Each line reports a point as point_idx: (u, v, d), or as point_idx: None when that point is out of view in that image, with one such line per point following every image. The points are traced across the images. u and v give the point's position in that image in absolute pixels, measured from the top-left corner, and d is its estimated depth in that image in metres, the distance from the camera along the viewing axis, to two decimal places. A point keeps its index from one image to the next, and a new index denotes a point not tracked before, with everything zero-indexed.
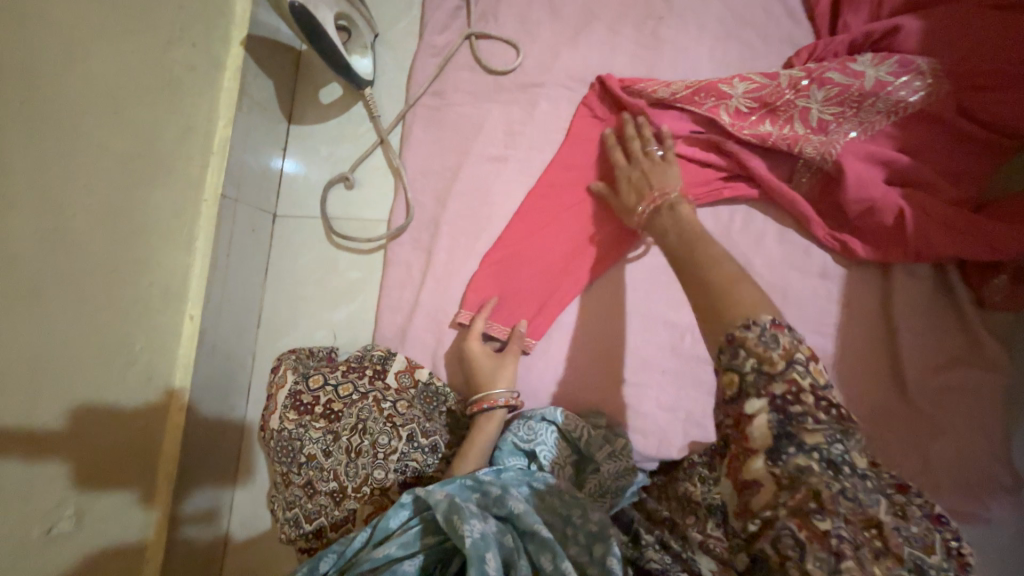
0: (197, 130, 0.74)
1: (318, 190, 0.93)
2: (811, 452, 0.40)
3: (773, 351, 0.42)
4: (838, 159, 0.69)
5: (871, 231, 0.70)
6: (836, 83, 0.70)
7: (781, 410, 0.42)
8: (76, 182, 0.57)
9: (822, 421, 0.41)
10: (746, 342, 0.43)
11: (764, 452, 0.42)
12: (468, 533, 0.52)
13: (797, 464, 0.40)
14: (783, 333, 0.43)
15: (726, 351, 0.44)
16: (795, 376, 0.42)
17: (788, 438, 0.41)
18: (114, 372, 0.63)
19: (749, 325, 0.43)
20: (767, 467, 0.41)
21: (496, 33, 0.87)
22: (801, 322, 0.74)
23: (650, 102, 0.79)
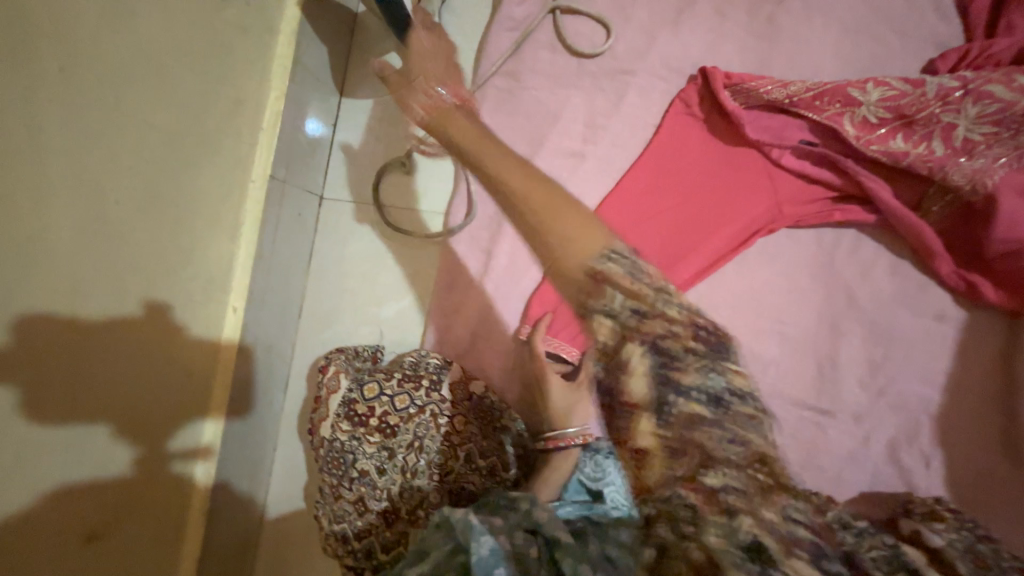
0: (247, 101, 0.63)
1: (370, 174, 0.85)
2: (692, 393, 0.37)
3: (666, 306, 0.39)
4: (992, 191, 0.60)
5: (1011, 275, 0.62)
6: (998, 98, 0.59)
7: (663, 359, 0.38)
8: (116, 163, 0.50)
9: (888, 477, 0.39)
10: (610, 276, 0.39)
11: (650, 412, 0.38)
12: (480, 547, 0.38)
13: (685, 413, 0.37)
14: (647, 261, 0.41)
15: (588, 314, 0.40)
16: (672, 314, 0.39)
17: (666, 384, 0.38)
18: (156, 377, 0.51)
19: (609, 255, 0.40)
20: (655, 429, 0.37)
21: (584, 8, 0.76)
22: (907, 368, 0.67)
23: (761, 103, 0.69)
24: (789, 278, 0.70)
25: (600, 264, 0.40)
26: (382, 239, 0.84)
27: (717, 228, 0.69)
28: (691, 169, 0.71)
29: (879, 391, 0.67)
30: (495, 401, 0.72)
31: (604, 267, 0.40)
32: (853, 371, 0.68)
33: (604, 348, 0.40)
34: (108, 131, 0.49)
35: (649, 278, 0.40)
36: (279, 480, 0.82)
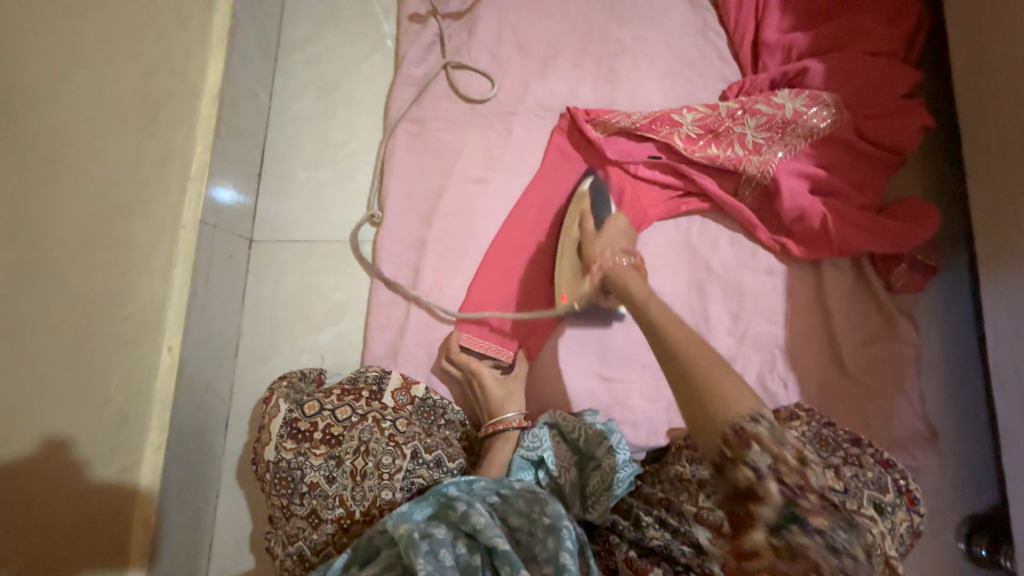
0: (175, 155, 0.72)
1: (296, 214, 0.92)
2: (814, 534, 0.43)
3: (787, 450, 0.46)
4: (774, 175, 0.83)
5: (802, 233, 0.85)
6: (764, 113, 0.84)
7: (790, 497, 0.44)
8: (57, 209, 0.55)
9: (827, 510, 0.44)
10: (758, 437, 0.46)
11: (766, 528, 0.44)
12: (422, 566, 0.56)
13: (798, 550, 0.43)
14: (789, 433, 0.47)
15: (736, 443, 0.46)
16: (809, 476, 0.45)
17: (791, 522, 0.44)
18: (90, 412, 0.58)
19: (758, 419, 0.47)
20: (768, 541, 0.44)
21: (470, 66, 0.94)
22: (756, 313, 0.86)
23: (615, 131, 0.89)
24: (658, 259, 0.88)
25: (744, 427, 0.46)
26: (313, 271, 0.90)
27: None
28: (573, 186, 0.88)
29: (741, 335, 0.85)
30: (436, 400, 0.80)
31: (747, 432, 0.46)
32: (718, 324, 0.85)
33: (727, 457, 0.47)
34: (61, 179, 0.56)
35: (789, 444, 0.46)
36: (223, 528, 0.81)
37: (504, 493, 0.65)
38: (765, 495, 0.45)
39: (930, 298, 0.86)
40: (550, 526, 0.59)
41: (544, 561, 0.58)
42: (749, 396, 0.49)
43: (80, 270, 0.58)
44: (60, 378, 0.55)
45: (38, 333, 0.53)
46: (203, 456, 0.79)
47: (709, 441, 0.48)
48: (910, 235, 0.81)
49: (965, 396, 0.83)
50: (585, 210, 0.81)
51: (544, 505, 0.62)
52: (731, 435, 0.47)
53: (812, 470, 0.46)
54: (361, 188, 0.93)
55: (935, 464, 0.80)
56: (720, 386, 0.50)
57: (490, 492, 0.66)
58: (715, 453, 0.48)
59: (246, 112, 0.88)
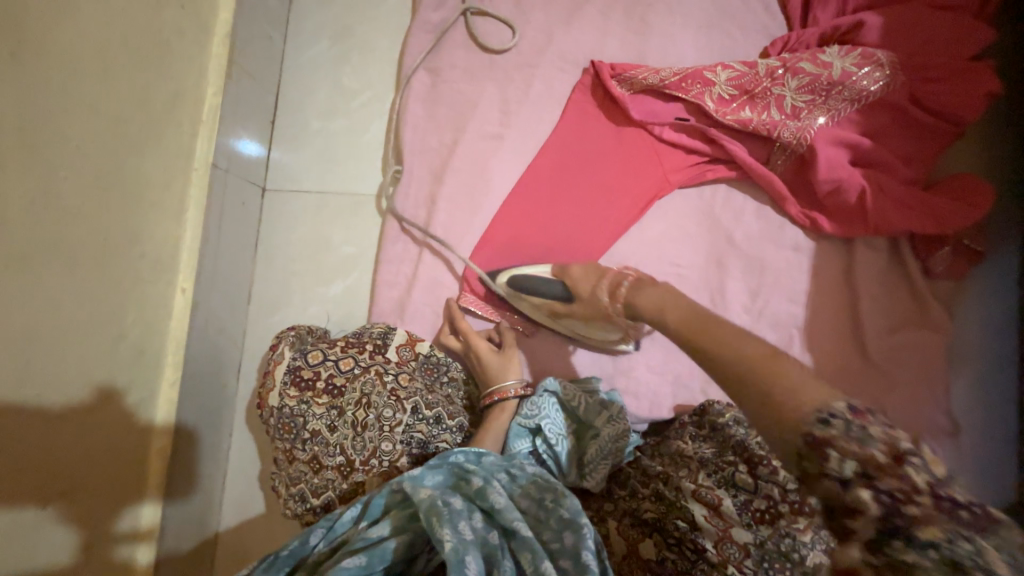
0: (186, 97, 0.72)
1: (308, 165, 0.91)
2: (928, 553, 0.32)
3: (873, 446, 0.35)
4: (811, 143, 0.77)
5: (836, 209, 0.79)
6: (807, 73, 0.77)
7: (887, 504, 0.33)
8: (69, 144, 0.55)
9: (948, 518, 0.33)
10: (831, 438, 0.36)
11: (862, 549, 0.34)
12: (446, 536, 0.53)
13: (907, 568, 0.32)
14: (873, 421, 0.36)
15: (811, 456, 0.37)
16: (913, 475, 0.34)
17: (893, 536, 0.33)
18: (108, 345, 0.61)
19: (828, 417, 0.37)
20: (867, 563, 0.34)
21: (490, 12, 0.88)
22: (776, 291, 0.82)
23: (642, 88, 0.83)
24: (677, 229, 0.84)
25: (816, 434, 0.37)
26: (323, 224, 0.90)
27: (622, 195, 0.82)
28: (593, 147, 0.84)
29: (759, 312, 0.81)
30: (438, 358, 0.80)
31: (821, 436, 0.36)
32: (735, 300, 0.82)
33: (806, 470, 0.37)
34: (72, 113, 0.56)
35: (881, 439, 0.35)
36: (235, 464, 0.86)
37: (515, 473, 0.65)
38: (857, 506, 0.34)
39: (971, 285, 0.80)
40: (567, 520, 0.57)
41: (559, 554, 0.55)
42: (823, 389, 0.39)
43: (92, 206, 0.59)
44: (78, 308, 0.57)
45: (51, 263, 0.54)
46: (216, 396, 0.82)
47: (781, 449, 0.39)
48: (958, 216, 0.74)
49: (997, 390, 0.78)
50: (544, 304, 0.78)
51: (560, 497, 0.60)
52: (804, 445, 0.37)
53: (921, 466, 0.34)
54: (374, 140, 0.91)
55: (954, 457, 0.77)
56: (767, 365, 0.43)
57: (501, 471, 0.66)
58: (790, 461, 0.38)
59: (259, 57, 0.86)
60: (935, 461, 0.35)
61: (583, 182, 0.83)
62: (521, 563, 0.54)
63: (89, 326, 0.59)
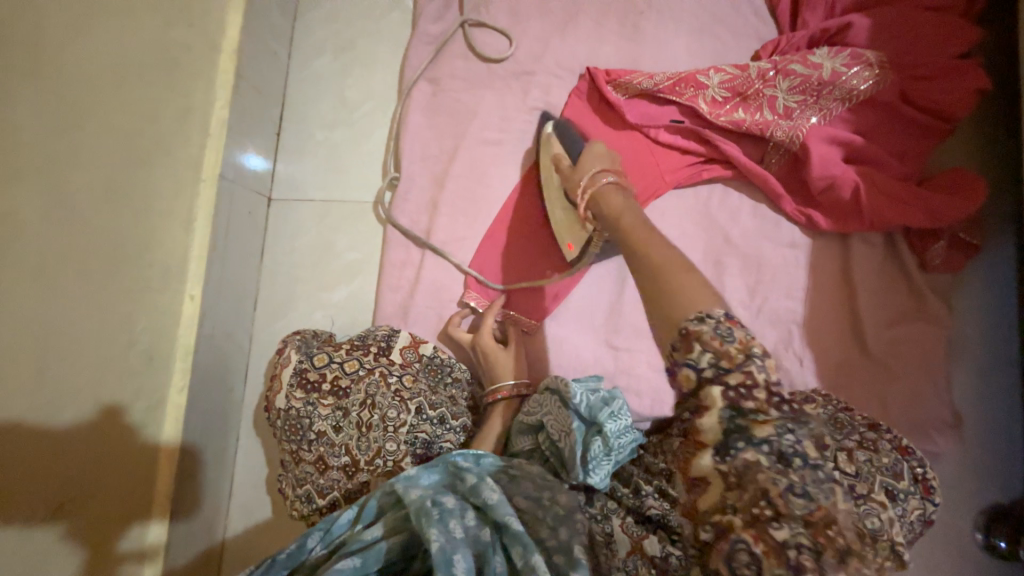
0: (196, 108, 0.74)
1: (312, 174, 0.93)
2: (761, 446, 0.41)
3: (730, 345, 0.42)
4: (804, 141, 0.78)
5: (831, 205, 0.80)
6: (798, 74, 0.79)
7: (734, 403, 0.42)
8: None
9: (775, 415, 0.42)
10: (699, 335, 0.43)
11: (713, 450, 0.43)
12: (435, 536, 0.54)
13: (745, 458, 0.42)
14: (738, 325, 0.43)
15: (682, 347, 0.44)
16: (755, 372, 0.42)
17: (738, 434, 0.42)
18: (118, 350, 0.63)
19: (702, 318, 0.44)
20: (715, 462, 0.43)
21: (488, 23, 0.91)
22: (774, 288, 0.83)
23: (636, 93, 0.85)
24: (675, 228, 0.86)
25: (690, 328, 0.44)
26: (328, 230, 0.92)
27: None
28: None
29: (757, 309, 0.82)
30: (442, 359, 0.81)
31: (692, 333, 0.43)
32: (733, 296, 0.83)
33: (675, 363, 0.45)
34: None
35: (737, 338, 0.43)
36: (243, 468, 0.87)
37: (514, 472, 0.65)
38: (709, 401, 0.43)
39: (970, 277, 0.80)
40: (565, 518, 0.58)
41: (554, 550, 0.56)
42: (705, 294, 0.46)
43: (97, 215, 0.62)
44: None
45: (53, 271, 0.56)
46: (225, 401, 0.84)
47: (662, 345, 0.46)
48: (952, 210, 0.75)
49: (1000, 383, 0.78)
50: (557, 154, 0.79)
51: (557, 494, 0.62)
52: (678, 340, 0.44)
53: (761, 367, 0.42)
54: (376, 149, 0.93)
55: (957, 451, 0.77)
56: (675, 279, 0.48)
57: (499, 468, 0.67)
58: (666, 360, 0.46)
59: (265, 69, 0.89)
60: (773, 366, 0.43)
61: None
62: (514, 559, 0.55)
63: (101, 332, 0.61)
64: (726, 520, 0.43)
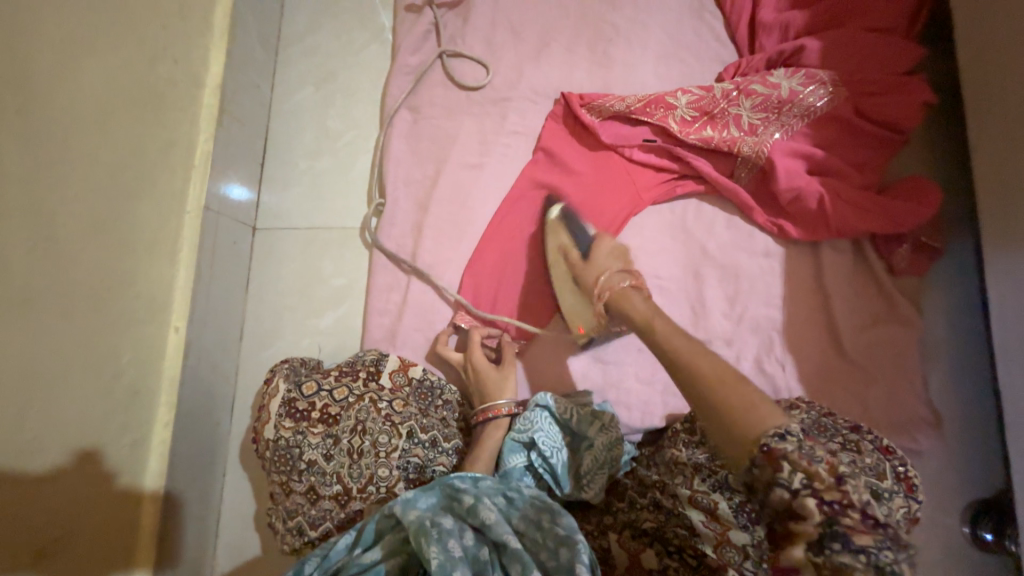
0: (180, 143, 0.75)
1: (297, 202, 0.94)
2: (858, 555, 0.42)
3: (819, 465, 0.44)
4: (769, 155, 0.83)
5: (799, 214, 0.84)
6: (759, 93, 0.84)
7: (830, 516, 0.43)
8: (69, 191, 0.58)
9: (870, 528, 0.43)
10: (788, 456, 0.44)
11: (806, 544, 0.44)
12: (434, 556, 0.54)
13: (838, 565, 0.42)
14: (819, 446, 0.45)
15: (766, 464, 0.45)
16: (851, 496, 0.43)
17: (833, 539, 0.42)
18: (102, 386, 0.62)
19: (784, 436, 0.45)
20: (807, 556, 0.44)
21: (465, 53, 0.95)
22: (753, 296, 0.85)
23: (610, 115, 0.89)
24: (654, 242, 0.88)
25: (771, 446, 0.45)
26: (314, 257, 0.92)
27: (600, 214, 0.87)
28: (570, 171, 0.89)
29: (738, 317, 0.85)
30: (432, 381, 0.81)
31: (774, 450, 0.45)
32: (714, 306, 0.85)
33: (756, 478, 0.46)
34: (71, 164, 0.58)
35: (823, 459, 0.44)
36: (231, 504, 0.85)
37: (512, 496, 0.65)
38: (803, 512, 0.43)
39: (934, 278, 0.85)
40: (563, 537, 0.58)
41: (553, 570, 0.57)
42: (769, 406, 0.48)
43: (91, 250, 0.61)
44: (76, 351, 0.59)
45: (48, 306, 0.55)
46: (211, 434, 0.82)
47: (738, 462, 0.47)
48: (910, 215, 0.80)
49: (971, 379, 0.82)
50: (565, 242, 0.79)
51: (557, 515, 0.60)
52: (760, 459, 0.45)
53: (852, 482, 0.44)
54: (360, 176, 0.95)
55: (937, 446, 0.80)
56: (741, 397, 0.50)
57: (496, 492, 0.66)
58: (743, 474, 0.47)
59: (248, 103, 0.90)
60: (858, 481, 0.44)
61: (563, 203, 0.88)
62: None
63: (85, 368, 0.60)
64: None
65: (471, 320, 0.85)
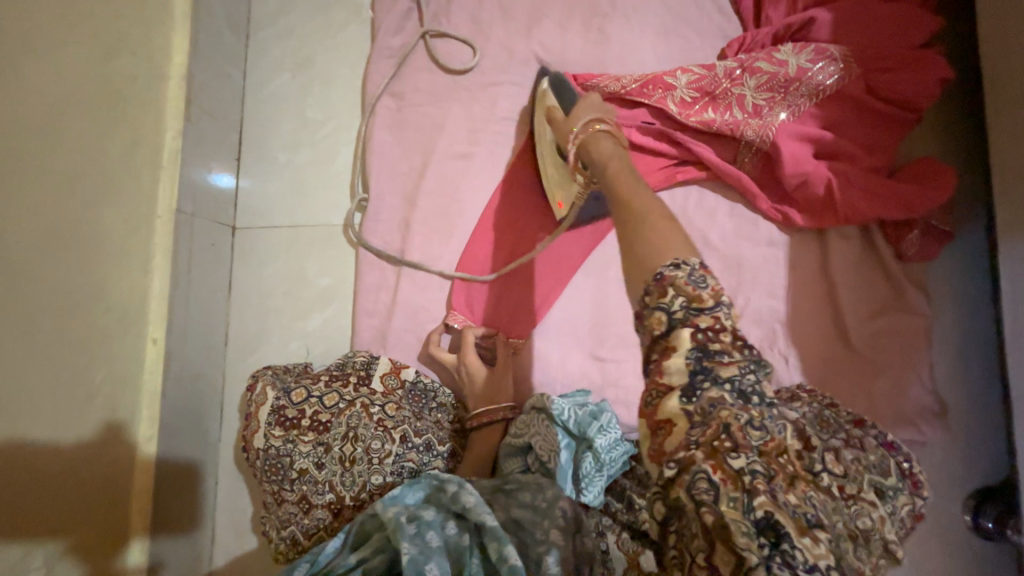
0: (145, 142, 0.70)
1: (277, 199, 0.90)
2: (725, 383, 0.41)
3: (703, 289, 0.43)
4: (775, 139, 0.78)
5: (805, 201, 0.80)
6: (764, 71, 0.78)
7: (703, 343, 0.42)
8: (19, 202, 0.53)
9: (738, 357, 0.42)
10: (675, 281, 0.43)
11: (680, 391, 0.41)
12: (407, 548, 0.54)
13: (710, 397, 0.40)
14: (711, 275, 0.45)
15: (654, 289, 0.44)
16: (721, 315, 0.43)
17: (705, 373, 0.41)
18: (73, 408, 0.59)
19: (678, 265, 0.44)
20: (681, 406, 0.41)
21: (449, 33, 0.88)
22: (756, 288, 0.82)
23: (604, 97, 0.84)
24: None
25: (665, 273, 0.44)
26: (298, 257, 0.88)
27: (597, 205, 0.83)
28: None
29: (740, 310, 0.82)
30: (425, 383, 0.79)
31: (667, 277, 0.44)
32: None
33: (647, 307, 0.45)
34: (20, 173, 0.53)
35: (710, 285, 0.44)
36: (225, 511, 0.83)
37: (507, 487, 0.65)
38: (676, 338, 0.42)
39: (944, 265, 0.81)
40: (546, 509, 0.61)
41: (537, 544, 0.58)
42: (678, 245, 0.46)
43: (47, 267, 0.57)
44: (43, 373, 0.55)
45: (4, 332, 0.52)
46: (199, 443, 0.80)
47: (635, 292, 0.47)
48: (922, 199, 0.76)
49: (979, 368, 0.80)
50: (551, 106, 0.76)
51: (543, 489, 0.63)
52: (653, 286, 0.45)
53: (728, 315, 0.44)
54: (343, 169, 0.90)
55: (941, 437, 0.78)
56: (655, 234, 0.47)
57: (490, 485, 0.66)
58: (638, 301, 0.46)
59: (218, 95, 0.85)
60: (738, 316, 0.44)
61: None
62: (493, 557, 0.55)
63: (55, 391, 0.57)
64: (689, 457, 0.39)
65: (464, 319, 0.81)
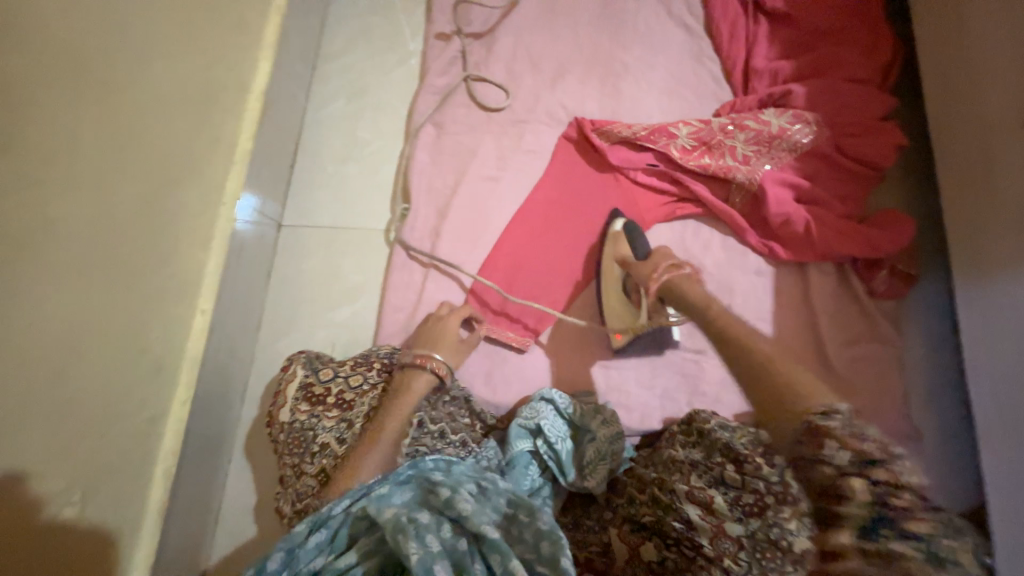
0: (224, 138, 0.79)
1: (322, 203, 1.00)
2: (910, 540, 0.50)
3: (864, 444, 0.55)
4: (761, 183, 0.91)
5: (788, 237, 0.91)
6: (752, 129, 0.93)
7: (877, 495, 0.53)
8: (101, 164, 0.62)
9: (924, 516, 0.51)
10: (826, 430, 0.58)
11: (853, 530, 0.53)
12: (413, 552, 0.55)
13: (894, 547, 0.50)
14: (865, 426, 0.58)
15: (809, 442, 0.58)
16: (887, 475, 0.53)
17: (883, 522, 0.51)
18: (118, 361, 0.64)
19: (831, 415, 0.59)
20: (855, 542, 0.52)
21: (488, 78, 1.03)
22: (745, 311, 0.92)
23: (617, 139, 0.98)
24: None
25: (815, 423, 0.59)
26: (334, 255, 0.97)
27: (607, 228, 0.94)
28: (580, 188, 0.97)
29: None
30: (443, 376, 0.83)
31: (816, 425, 0.59)
32: None
33: (804, 454, 0.59)
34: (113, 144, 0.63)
35: (871, 439, 0.56)
36: (234, 489, 0.86)
37: (485, 484, 0.66)
38: (849, 492, 0.54)
39: (910, 302, 0.92)
40: (545, 532, 0.59)
41: (536, 561, 0.59)
42: (824, 395, 0.62)
43: (121, 228, 0.68)
44: (104, 320, 0.63)
45: (46, 265, 0.62)
46: (221, 418, 0.84)
47: (789, 429, 0.61)
48: (887, 242, 0.88)
49: (946, 397, 0.88)
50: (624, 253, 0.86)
51: (535, 510, 0.62)
52: (805, 432, 0.59)
53: (904, 471, 0.53)
54: (383, 183, 1.02)
55: (916, 459, 0.84)
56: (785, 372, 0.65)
57: (470, 479, 0.66)
58: (790, 443, 0.61)
59: (285, 111, 0.97)
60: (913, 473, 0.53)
61: (571, 215, 0.95)
62: (492, 564, 0.58)
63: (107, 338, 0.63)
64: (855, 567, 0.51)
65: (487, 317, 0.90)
